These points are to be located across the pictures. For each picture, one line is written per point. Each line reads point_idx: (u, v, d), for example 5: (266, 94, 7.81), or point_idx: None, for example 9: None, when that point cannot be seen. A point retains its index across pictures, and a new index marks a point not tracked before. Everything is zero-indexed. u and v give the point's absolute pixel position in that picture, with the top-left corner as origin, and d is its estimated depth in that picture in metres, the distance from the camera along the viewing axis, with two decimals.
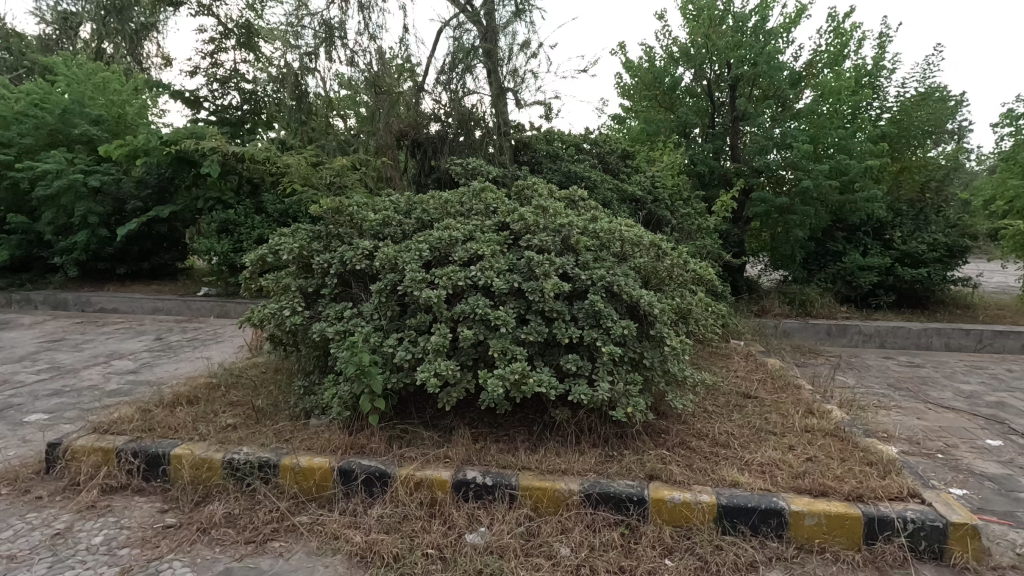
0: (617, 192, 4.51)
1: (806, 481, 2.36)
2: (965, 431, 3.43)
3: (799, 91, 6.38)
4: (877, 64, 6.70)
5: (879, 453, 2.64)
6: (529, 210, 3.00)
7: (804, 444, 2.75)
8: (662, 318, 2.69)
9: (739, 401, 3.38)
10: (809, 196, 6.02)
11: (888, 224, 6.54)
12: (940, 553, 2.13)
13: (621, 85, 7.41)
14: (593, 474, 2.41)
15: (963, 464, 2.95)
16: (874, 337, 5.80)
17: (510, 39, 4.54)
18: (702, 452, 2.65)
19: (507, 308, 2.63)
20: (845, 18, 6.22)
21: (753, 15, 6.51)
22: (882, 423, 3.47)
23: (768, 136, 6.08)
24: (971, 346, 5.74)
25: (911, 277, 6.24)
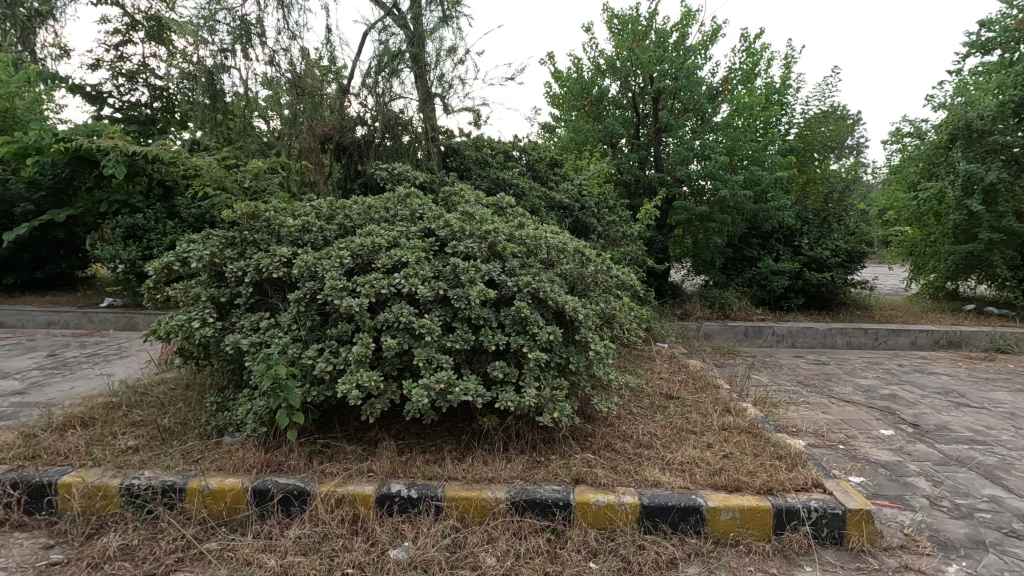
0: (545, 200, 4.56)
1: (721, 477, 2.47)
2: (863, 422, 3.73)
3: (716, 105, 6.75)
4: (784, 83, 7.21)
5: (787, 447, 2.80)
6: (455, 216, 2.98)
7: (720, 441, 2.89)
8: (587, 323, 2.73)
9: (662, 402, 3.51)
10: (727, 205, 6.36)
11: (797, 232, 7.01)
12: (840, 538, 2.28)
13: (550, 93, 7.54)
14: (519, 481, 2.41)
15: (861, 453, 3.20)
16: (786, 337, 6.21)
17: (437, 44, 4.50)
18: (627, 454, 2.72)
19: (433, 315, 2.58)
20: (755, 39, 6.64)
21: (673, 31, 6.83)
22: (792, 418, 3.70)
23: (689, 147, 6.38)
24: (869, 343, 6.26)
25: (817, 281, 6.73)
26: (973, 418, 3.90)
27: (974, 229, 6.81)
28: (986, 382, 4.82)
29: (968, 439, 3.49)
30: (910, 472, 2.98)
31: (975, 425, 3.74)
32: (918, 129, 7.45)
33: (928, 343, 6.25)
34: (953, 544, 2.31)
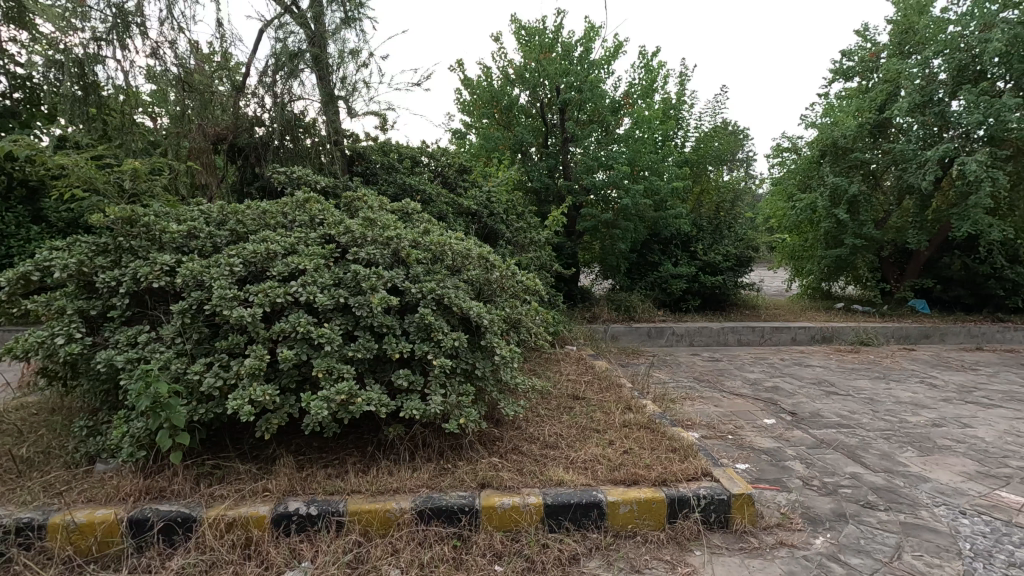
0: (453, 206, 4.57)
1: (621, 472, 2.59)
2: (749, 413, 4.06)
3: (619, 118, 7.10)
4: (679, 99, 7.72)
5: (681, 439, 2.99)
6: (356, 222, 2.91)
7: (621, 438, 3.03)
8: (492, 328, 2.76)
9: (569, 403, 3.62)
10: (630, 212, 6.71)
11: (693, 238, 7.51)
12: (726, 522, 2.46)
13: (460, 100, 7.56)
14: (425, 490, 2.39)
15: (746, 441, 3.48)
16: (684, 337, 6.63)
17: (339, 45, 4.37)
18: (532, 456, 2.78)
19: (333, 324, 2.50)
20: (653, 57, 7.06)
21: (578, 45, 7.09)
22: (687, 413, 3.95)
23: (594, 157, 6.67)
24: (756, 340, 6.83)
25: (711, 284, 7.25)
26: (840, 404, 4.37)
27: (840, 236, 7.65)
28: (851, 372, 5.42)
29: (835, 423, 3.90)
30: (787, 456, 3.28)
31: (841, 411, 4.18)
32: (794, 145, 8.24)
33: (805, 339, 6.91)
34: (820, 518, 2.57)
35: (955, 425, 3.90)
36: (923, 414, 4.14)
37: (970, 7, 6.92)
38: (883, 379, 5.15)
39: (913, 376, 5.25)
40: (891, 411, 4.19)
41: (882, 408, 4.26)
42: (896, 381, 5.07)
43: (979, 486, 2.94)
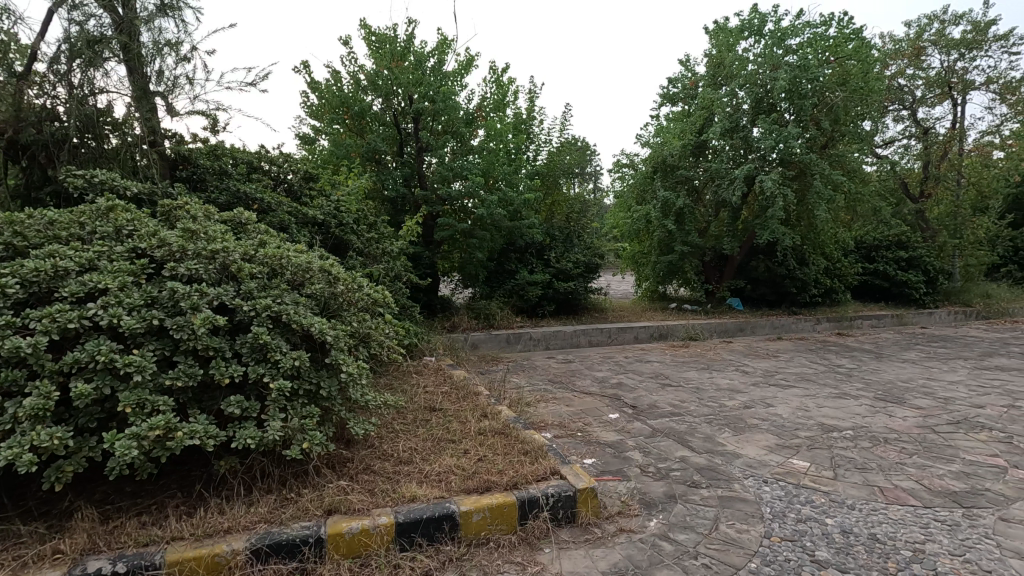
0: (296, 216, 4.30)
1: (474, 481, 2.61)
2: (597, 410, 4.36)
3: (473, 130, 7.22)
4: (530, 114, 8.09)
5: (532, 442, 3.11)
6: (174, 234, 2.60)
7: (476, 446, 3.06)
8: (337, 344, 2.62)
9: (425, 415, 3.57)
10: (486, 222, 6.87)
11: (547, 247, 7.90)
12: (572, 516, 2.59)
13: (308, 104, 7.16)
14: (262, 525, 2.19)
15: (593, 438, 3.73)
16: (540, 341, 6.94)
17: (154, 35, 3.90)
18: (385, 474, 2.70)
19: (145, 350, 2.19)
20: (503, 73, 7.31)
21: (431, 56, 7.11)
22: (540, 415, 4.13)
23: (449, 167, 6.72)
24: (605, 340, 7.36)
25: (564, 289, 7.68)
26: (673, 395, 4.87)
27: (671, 243, 8.58)
28: (682, 365, 6.07)
29: (669, 412, 4.34)
30: (628, 447, 3.57)
31: (674, 401, 4.67)
32: (632, 161, 9.07)
33: (646, 337, 7.60)
34: (654, 502, 2.83)
35: (761, 405, 4.55)
36: (737, 398, 4.76)
37: (763, 50, 8.20)
38: (707, 370, 5.84)
39: (730, 365, 6.03)
40: (713, 398, 4.78)
41: (706, 396, 4.82)
42: (717, 371, 5.78)
43: (778, 456, 3.45)
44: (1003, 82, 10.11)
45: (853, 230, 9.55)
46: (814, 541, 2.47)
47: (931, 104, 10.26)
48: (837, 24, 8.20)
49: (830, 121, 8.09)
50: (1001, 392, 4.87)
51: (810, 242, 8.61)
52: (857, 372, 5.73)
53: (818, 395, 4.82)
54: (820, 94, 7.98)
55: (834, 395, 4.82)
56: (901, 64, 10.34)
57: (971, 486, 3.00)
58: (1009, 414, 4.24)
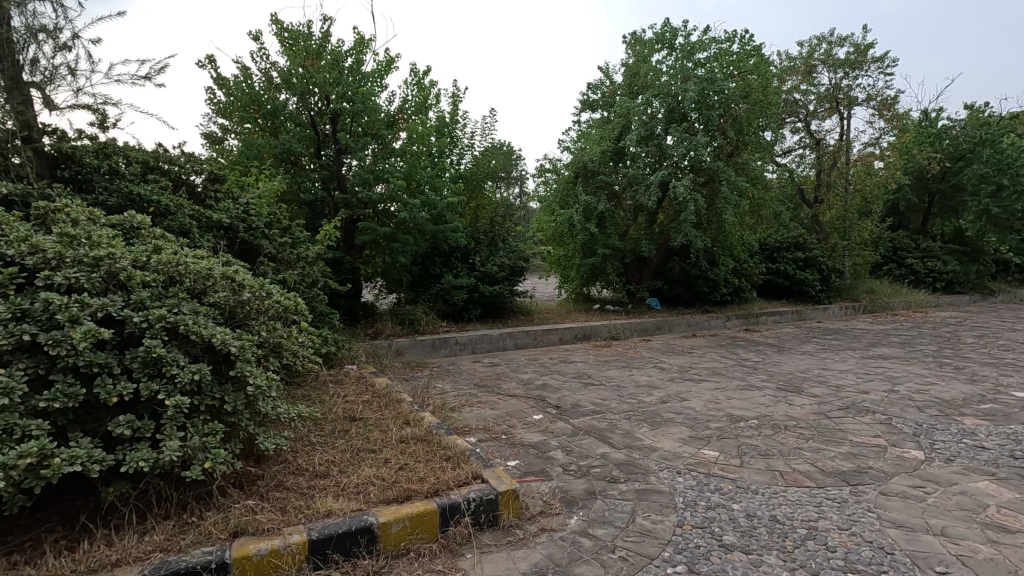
0: (200, 220, 4.04)
1: (394, 490, 2.55)
2: (521, 411, 4.40)
3: (395, 132, 7.08)
4: (453, 117, 8.05)
5: (455, 447, 3.08)
6: (51, 240, 2.36)
7: (397, 455, 2.99)
8: (244, 355, 2.48)
9: (345, 426, 3.45)
10: (409, 226, 6.77)
11: (472, 251, 7.89)
12: (494, 519, 2.59)
13: (214, 101, 6.74)
14: (158, 554, 2.03)
15: (517, 440, 3.76)
16: (466, 345, 6.92)
17: (27, 20, 3.53)
18: (298, 489, 2.57)
19: (14, 369, 1.97)
20: (424, 76, 7.24)
21: (348, 55, 6.92)
22: (465, 420, 4.12)
23: (370, 170, 6.56)
24: (530, 342, 7.45)
25: (490, 293, 7.70)
26: (595, 393, 5.01)
27: (594, 246, 8.86)
28: (604, 364, 6.25)
29: (590, 411, 4.46)
30: (550, 447, 3.64)
31: (595, 399, 4.80)
32: (554, 166, 9.25)
33: (570, 338, 7.77)
34: (574, 500, 2.89)
35: (676, 399, 4.78)
36: (655, 394, 4.97)
37: (675, 63, 8.65)
38: (627, 368, 6.05)
39: (649, 363, 6.29)
40: (632, 394, 4.96)
41: (626, 393, 5.00)
42: (637, 369, 6.01)
43: (691, 448, 3.63)
44: (881, 100, 11.25)
45: (757, 232, 10.25)
46: (722, 526, 2.61)
47: (821, 117, 11.24)
48: (740, 41, 8.80)
49: (735, 130, 8.64)
50: (882, 378, 5.39)
51: (720, 244, 9.15)
52: (762, 365, 6.15)
53: (728, 388, 5.13)
54: (726, 105, 8.53)
55: (741, 387, 5.15)
56: (796, 80, 11.26)
57: (857, 465, 3.30)
58: (888, 398, 4.70)
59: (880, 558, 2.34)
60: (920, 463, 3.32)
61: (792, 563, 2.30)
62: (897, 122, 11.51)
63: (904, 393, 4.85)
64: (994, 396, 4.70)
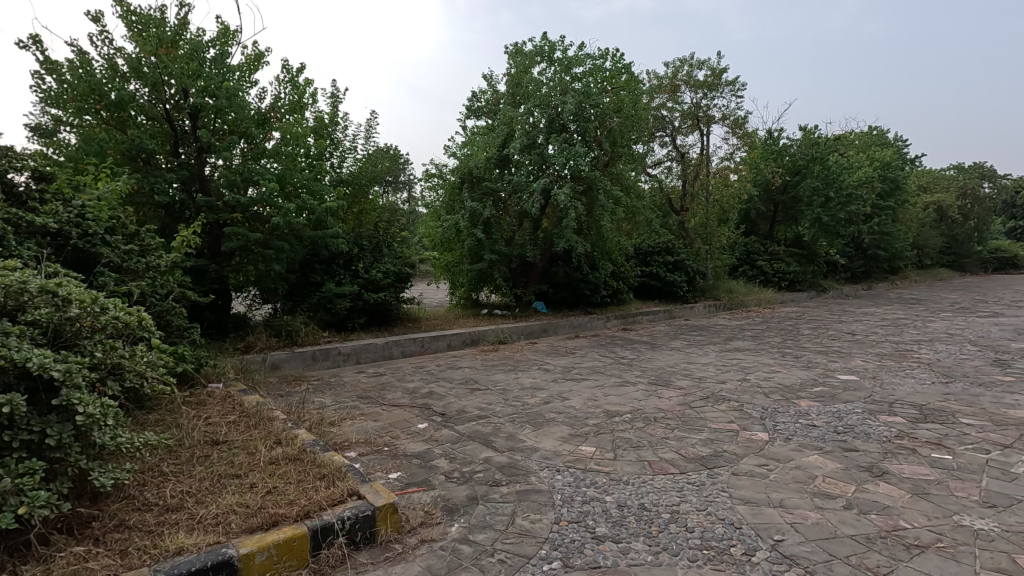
0: (17, 225, 3.47)
1: (259, 517, 2.37)
2: (405, 421, 4.31)
3: (266, 132, 6.62)
4: (331, 118, 7.70)
5: (330, 464, 2.93)
6: None
7: (264, 477, 2.78)
8: (71, 379, 2.17)
9: (205, 450, 3.15)
10: (283, 231, 6.36)
11: (354, 258, 7.60)
12: (371, 537, 2.50)
13: (43, 88, 5.85)
14: None
15: (399, 450, 3.68)
16: (349, 356, 6.65)
17: None
18: (144, 528, 2.30)
19: None
20: (299, 74, 6.86)
21: (210, 46, 6.37)
22: (344, 434, 3.95)
23: (238, 172, 6.08)
24: (418, 349, 7.34)
25: (374, 300, 7.47)
26: (481, 398, 5.05)
27: (480, 252, 8.95)
28: (491, 368, 6.32)
29: (476, 416, 4.48)
30: (434, 456, 3.60)
31: (481, 404, 4.84)
32: (440, 171, 9.21)
33: (459, 344, 7.77)
34: (456, 507, 2.88)
35: (558, 399, 4.96)
36: (538, 395, 5.11)
37: (554, 75, 9.02)
38: (513, 371, 6.17)
39: (534, 365, 6.47)
40: (517, 397, 5.07)
41: (510, 396, 5.08)
42: (523, 371, 6.15)
43: (570, 445, 3.77)
44: (734, 119, 12.57)
45: (633, 237, 10.97)
46: (596, 518, 2.74)
47: (685, 133, 12.31)
48: (612, 59, 9.39)
49: (610, 142, 9.20)
50: (736, 369, 6.01)
51: (599, 249, 9.66)
52: (637, 362, 6.57)
53: (605, 385, 5.42)
54: (601, 118, 9.05)
55: (617, 384, 5.46)
56: (663, 97, 12.23)
57: (714, 450, 3.64)
58: (741, 387, 5.25)
59: (730, 533, 2.59)
60: (765, 443, 3.73)
61: (656, 547, 2.47)
62: (747, 140, 12.94)
63: (754, 381, 5.44)
64: (824, 380, 5.43)
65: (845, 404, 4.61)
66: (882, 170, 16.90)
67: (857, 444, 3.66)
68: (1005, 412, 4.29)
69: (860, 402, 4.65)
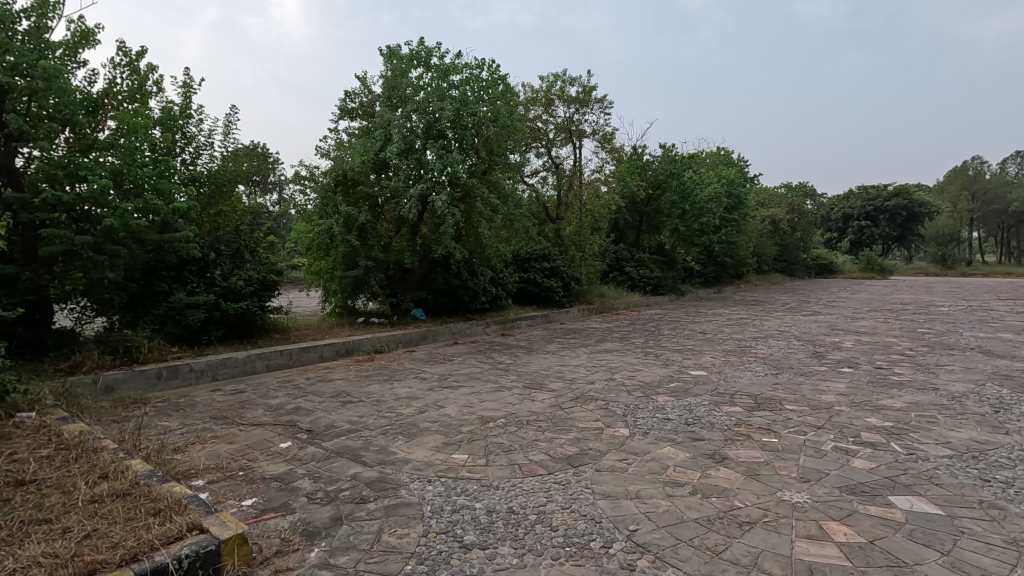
0: None
1: (72, 567, 2.04)
2: (265, 441, 3.99)
3: (98, 121, 5.81)
4: (182, 110, 6.96)
5: (169, 496, 2.62)
6: None
7: (83, 519, 2.41)
8: None
9: (6, 494, 2.65)
10: (119, 235, 5.60)
11: (210, 264, 6.92)
12: (216, 573, 2.25)
13: None
14: None
15: (257, 474, 3.39)
16: (204, 372, 6.03)
17: None
18: None
19: None
20: (139, 58, 6.11)
21: (22, 17, 5.45)
22: (192, 460, 3.55)
23: (61, 165, 5.26)
24: (285, 362, 6.85)
25: (233, 310, 6.84)
26: (352, 411, 4.83)
27: (355, 258, 8.63)
28: (365, 379, 6.07)
29: (345, 430, 4.27)
30: (296, 477, 3.36)
31: (352, 417, 4.63)
32: (311, 173, 8.72)
33: (331, 355, 7.38)
34: (317, 530, 2.70)
35: (434, 408, 4.89)
36: (413, 405, 5.00)
37: (431, 81, 8.98)
38: (388, 381, 5.98)
39: (411, 374, 6.34)
40: (391, 407, 4.92)
41: (384, 407, 4.92)
42: (398, 381, 5.99)
43: (443, 454, 3.73)
44: (603, 134, 13.39)
45: (511, 244, 11.23)
46: (464, 527, 2.73)
47: (559, 145, 12.86)
48: (488, 69, 9.57)
49: (487, 150, 9.35)
50: (604, 369, 6.38)
51: (478, 255, 9.76)
52: (513, 366, 6.70)
53: (482, 391, 5.45)
54: (478, 127, 9.17)
55: (493, 390, 5.52)
56: (538, 110, 12.69)
57: (580, 448, 3.81)
58: (608, 386, 5.57)
59: (591, 528, 2.71)
60: (626, 438, 3.99)
61: (522, 549, 2.52)
62: (615, 154, 13.84)
63: (619, 380, 5.80)
64: (679, 376, 5.94)
65: (695, 397, 5.08)
66: (727, 187, 18.98)
67: (703, 434, 4.04)
68: (818, 397, 5.00)
69: (707, 395, 5.15)
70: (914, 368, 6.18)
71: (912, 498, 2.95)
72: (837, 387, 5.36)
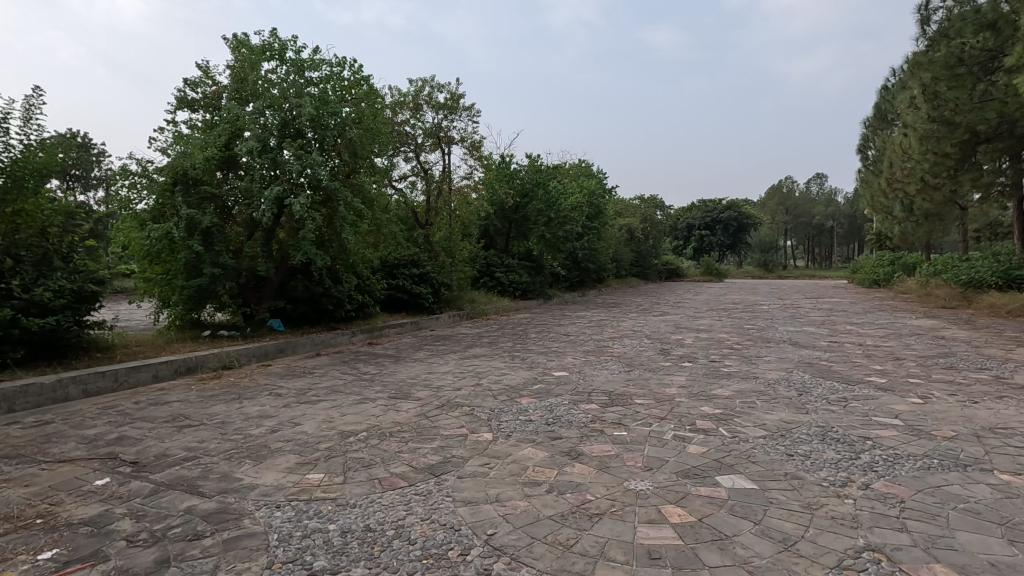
0: None
1: None
2: (76, 480, 3.41)
3: None
4: None
5: None
6: None
7: None
8: None
9: None
10: None
11: (6, 272, 5.79)
12: None
13: None
14: None
15: (61, 520, 2.88)
16: None
17: None
18: None
19: None
20: None
21: None
22: None
23: None
24: (108, 386, 5.95)
25: (38, 327, 5.78)
26: (190, 436, 4.32)
27: (199, 265, 7.78)
28: (209, 399, 5.47)
29: (180, 459, 3.80)
30: (113, 518, 2.92)
31: (189, 443, 4.13)
32: (143, 168, 7.70)
33: (169, 373, 6.57)
34: None
35: (288, 426, 4.55)
36: (264, 424, 4.61)
37: (286, 75, 8.42)
38: (237, 400, 5.45)
39: (264, 390, 5.84)
40: (238, 429, 4.49)
41: (229, 429, 4.47)
42: (249, 399, 5.49)
43: (296, 475, 3.48)
44: (471, 142, 13.58)
45: (378, 250, 10.88)
46: (315, 552, 2.56)
47: (428, 150, 12.78)
48: (350, 68, 9.22)
49: (350, 152, 8.98)
50: (471, 375, 6.42)
51: (342, 261, 9.31)
52: (378, 376, 6.48)
53: (343, 405, 5.20)
54: (340, 128, 8.77)
55: (356, 402, 5.29)
56: (406, 114, 12.51)
57: (443, 456, 3.78)
58: (474, 391, 5.61)
59: (450, 537, 2.69)
60: (489, 443, 4.04)
61: (377, 568, 2.43)
62: (483, 162, 14.10)
63: (485, 385, 5.87)
64: (542, 377, 6.18)
65: (556, 397, 5.30)
66: (588, 197, 20.25)
67: (561, 432, 4.23)
68: (663, 390, 5.50)
69: (567, 394, 5.41)
70: (740, 360, 7.05)
71: (734, 477, 3.34)
72: (679, 381, 5.93)
